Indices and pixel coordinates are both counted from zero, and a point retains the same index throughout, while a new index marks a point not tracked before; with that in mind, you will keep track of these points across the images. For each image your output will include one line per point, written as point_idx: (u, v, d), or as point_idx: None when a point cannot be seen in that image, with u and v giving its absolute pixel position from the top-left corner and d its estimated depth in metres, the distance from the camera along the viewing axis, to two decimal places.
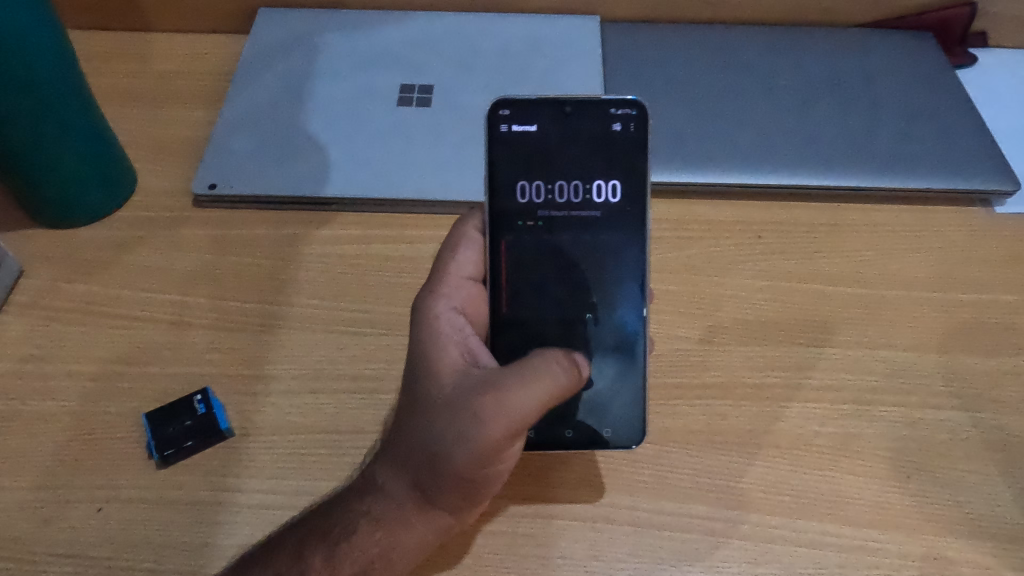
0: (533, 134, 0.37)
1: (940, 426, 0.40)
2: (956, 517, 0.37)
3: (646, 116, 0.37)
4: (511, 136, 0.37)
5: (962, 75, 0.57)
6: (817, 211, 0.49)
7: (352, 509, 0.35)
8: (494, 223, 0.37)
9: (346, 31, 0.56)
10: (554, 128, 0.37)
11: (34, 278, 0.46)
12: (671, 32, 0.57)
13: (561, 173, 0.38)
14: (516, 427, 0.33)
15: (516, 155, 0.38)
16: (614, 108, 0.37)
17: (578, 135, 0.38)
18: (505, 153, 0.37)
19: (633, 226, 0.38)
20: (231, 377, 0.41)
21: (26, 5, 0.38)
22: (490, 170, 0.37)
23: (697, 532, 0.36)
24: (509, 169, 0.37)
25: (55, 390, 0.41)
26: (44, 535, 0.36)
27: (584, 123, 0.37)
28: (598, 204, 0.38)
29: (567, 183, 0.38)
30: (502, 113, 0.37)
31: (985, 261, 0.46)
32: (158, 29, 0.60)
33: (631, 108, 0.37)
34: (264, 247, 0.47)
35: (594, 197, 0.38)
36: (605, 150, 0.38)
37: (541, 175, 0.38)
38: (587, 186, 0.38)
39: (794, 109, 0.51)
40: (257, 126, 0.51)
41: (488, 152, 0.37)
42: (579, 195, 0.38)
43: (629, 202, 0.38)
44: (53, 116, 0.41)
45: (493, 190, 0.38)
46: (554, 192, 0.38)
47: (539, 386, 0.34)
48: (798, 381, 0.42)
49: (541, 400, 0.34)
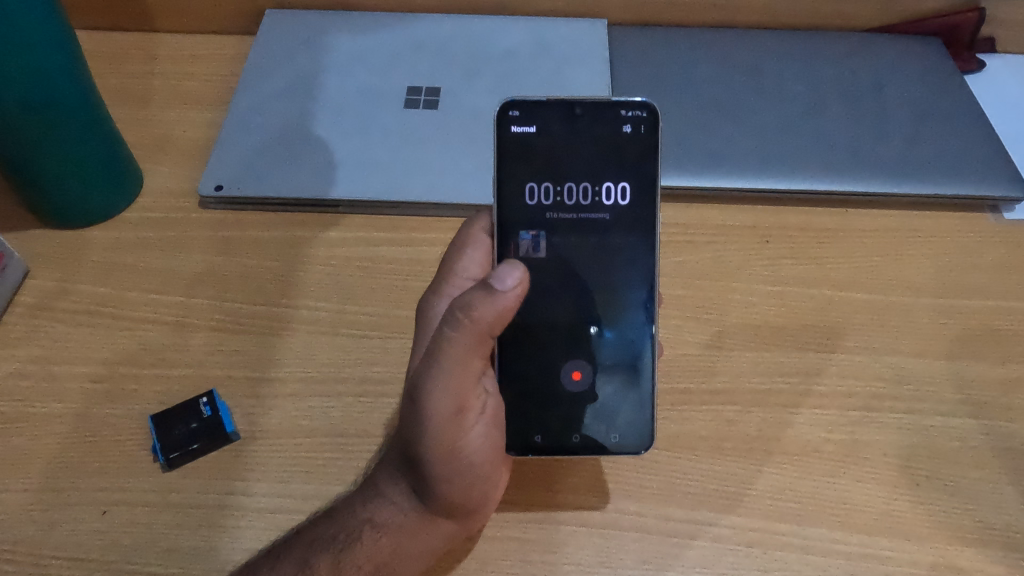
0: (542, 135, 0.37)
1: (950, 433, 0.40)
2: (967, 526, 0.37)
3: (658, 118, 0.37)
4: (521, 137, 0.37)
5: (970, 80, 0.57)
6: (826, 216, 0.49)
7: (355, 516, 0.36)
8: (502, 225, 0.37)
9: (353, 32, 0.56)
10: (564, 129, 0.37)
11: (39, 279, 0.45)
12: (679, 36, 0.57)
13: (571, 176, 0.37)
14: (451, 404, 0.33)
15: (525, 157, 0.37)
16: (625, 110, 0.37)
17: (588, 136, 0.37)
18: (514, 154, 0.37)
19: (642, 229, 0.37)
20: (237, 380, 0.41)
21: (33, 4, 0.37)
22: (498, 172, 0.37)
23: (706, 539, 0.36)
24: (518, 171, 0.37)
25: (60, 392, 0.41)
26: (48, 538, 0.36)
27: (594, 125, 0.37)
28: (608, 207, 0.37)
29: (577, 185, 0.37)
30: (512, 114, 0.36)
31: (995, 268, 0.46)
32: (164, 30, 0.60)
33: (642, 110, 0.37)
34: (270, 248, 0.47)
35: (604, 199, 0.37)
36: (615, 153, 0.37)
37: (550, 177, 0.37)
38: (596, 188, 0.37)
39: (803, 114, 0.51)
40: (264, 127, 0.50)
41: (496, 154, 0.36)
42: (588, 198, 0.37)
43: (639, 205, 0.37)
44: (61, 121, 0.41)
45: (501, 192, 0.37)
46: (564, 195, 0.37)
47: (454, 353, 0.32)
48: (807, 387, 0.41)
49: (461, 368, 0.32)
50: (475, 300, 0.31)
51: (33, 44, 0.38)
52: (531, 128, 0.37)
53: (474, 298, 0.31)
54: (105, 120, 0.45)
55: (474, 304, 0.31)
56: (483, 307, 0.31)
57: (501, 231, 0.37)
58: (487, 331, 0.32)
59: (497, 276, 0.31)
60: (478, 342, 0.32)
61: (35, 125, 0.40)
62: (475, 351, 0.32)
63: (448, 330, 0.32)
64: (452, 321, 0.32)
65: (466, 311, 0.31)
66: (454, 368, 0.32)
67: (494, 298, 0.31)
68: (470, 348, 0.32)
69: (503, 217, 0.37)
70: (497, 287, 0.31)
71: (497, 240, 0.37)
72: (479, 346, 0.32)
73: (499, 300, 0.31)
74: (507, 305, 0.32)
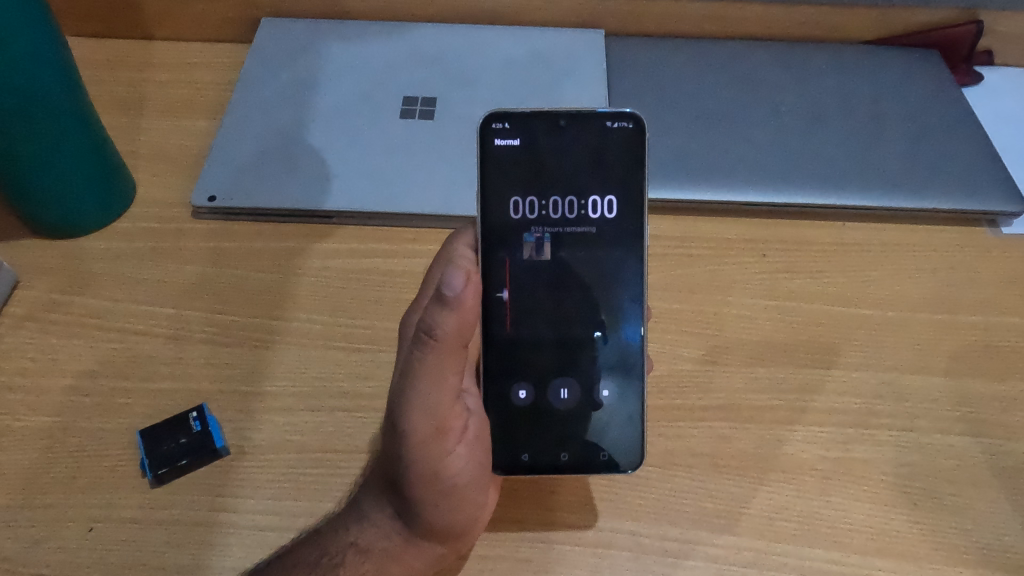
0: (526, 148, 0.36)
1: (948, 451, 0.39)
2: (964, 546, 0.36)
3: (643, 128, 0.36)
4: (504, 150, 0.36)
5: (968, 92, 0.57)
6: (823, 229, 0.49)
7: (338, 539, 0.36)
8: (487, 238, 0.36)
9: (346, 41, 0.56)
10: (549, 141, 0.36)
11: (29, 290, 0.45)
12: (674, 47, 0.57)
13: (557, 188, 0.36)
14: (426, 423, 0.32)
15: (510, 170, 0.36)
16: (610, 121, 0.36)
17: (573, 149, 0.36)
18: (499, 168, 0.36)
19: (629, 241, 0.37)
20: (228, 394, 0.41)
21: (22, 7, 0.37)
22: (483, 185, 0.36)
23: (701, 559, 0.36)
24: (503, 184, 0.36)
25: (48, 406, 0.40)
26: (34, 555, 0.35)
27: (579, 137, 0.36)
28: (594, 220, 0.37)
29: (562, 199, 0.36)
30: (496, 126, 0.36)
31: (993, 283, 0.46)
32: (160, 38, 0.60)
33: (626, 120, 0.36)
34: (263, 260, 0.46)
35: (590, 212, 0.36)
36: (601, 165, 0.36)
37: (535, 191, 0.36)
38: (581, 202, 0.36)
39: (799, 126, 0.51)
40: (255, 137, 0.50)
41: (480, 167, 0.36)
42: (574, 211, 0.36)
43: (625, 218, 0.37)
44: (51, 135, 0.41)
45: (485, 205, 0.36)
46: (549, 208, 0.36)
47: (425, 372, 0.31)
48: (803, 404, 0.41)
49: (430, 385, 0.32)
50: (435, 318, 0.30)
51: (21, 60, 0.38)
52: (515, 140, 0.36)
53: (433, 316, 0.30)
54: (96, 126, 0.44)
55: (434, 322, 0.30)
56: (444, 324, 0.30)
57: (485, 246, 0.36)
58: (454, 344, 0.31)
59: (445, 285, 0.29)
60: (448, 358, 0.31)
61: (25, 138, 0.40)
62: (447, 367, 0.31)
63: (418, 349, 0.31)
64: (420, 341, 0.31)
65: (430, 332, 0.30)
66: (429, 388, 0.32)
67: (447, 311, 0.29)
68: (441, 366, 0.31)
69: (488, 232, 0.36)
70: (448, 294, 0.29)
71: (481, 256, 0.36)
72: (451, 361, 0.31)
73: (456, 312, 0.29)
74: (467, 313, 0.30)
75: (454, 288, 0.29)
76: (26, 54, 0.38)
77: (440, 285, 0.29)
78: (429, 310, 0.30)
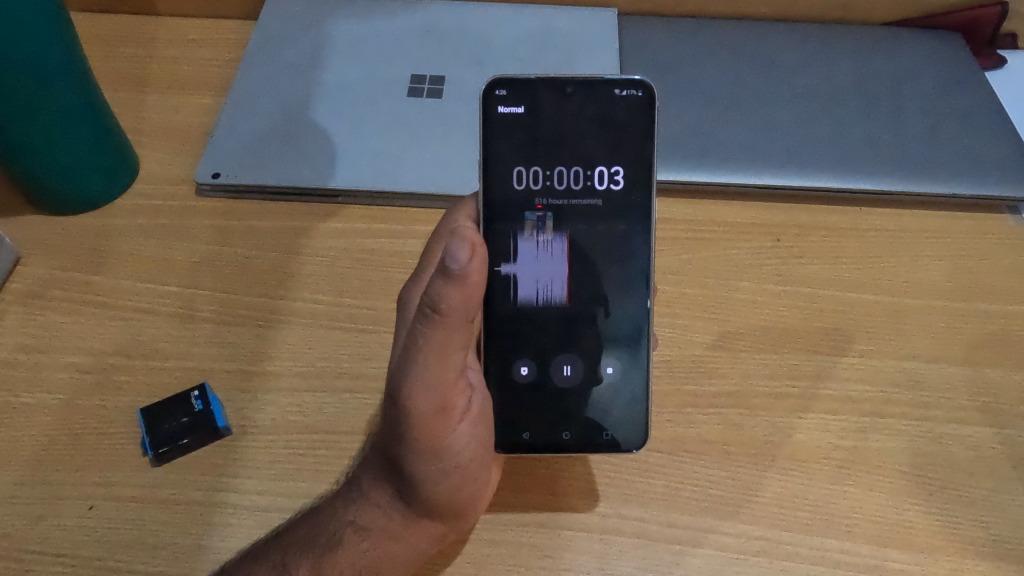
0: (530, 115, 0.35)
1: (964, 442, 0.38)
2: (980, 538, 0.35)
3: (653, 97, 0.34)
4: (508, 118, 0.35)
5: (992, 76, 0.55)
6: (839, 214, 0.47)
7: (336, 517, 0.35)
8: (489, 210, 0.35)
9: (353, 18, 0.55)
10: (554, 108, 0.35)
11: (31, 265, 0.44)
12: (690, 26, 0.55)
13: (563, 158, 0.35)
14: (430, 402, 0.32)
15: (513, 139, 0.35)
16: (619, 89, 0.35)
17: (580, 117, 0.35)
18: (503, 137, 0.35)
19: (637, 214, 0.36)
20: (231, 373, 0.40)
21: (35, 10, 0.37)
22: (487, 156, 0.35)
23: (709, 547, 0.35)
24: (506, 153, 0.35)
25: (49, 382, 0.40)
26: (33, 533, 0.35)
27: (586, 105, 0.35)
28: (599, 191, 0.36)
29: (568, 169, 0.35)
30: (499, 93, 0.34)
31: (1013, 270, 0.45)
32: (165, 13, 0.59)
33: (636, 89, 0.35)
34: (266, 239, 0.46)
35: (596, 184, 0.35)
36: (609, 135, 0.35)
37: (539, 160, 0.35)
38: (588, 172, 0.35)
39: (818, 107, 0.49)
40: (260, 113, 0.49)
41: (483, 137, 0.34)
42: (579, 182, 0.35)
43: (632, 190, 0.35)
44: (52, 129, 0.41)
45: (489, 176, 0.35)
46: (554, 179, 0.35)
47: (429, 349, 0.30)
48: (815, 391, 0.40)
49: (437, 360, 0.31)
50: (439, 292, 0.29)
51: (26, 59, 0.38)
52: (519, 108, 0.35)
53: (438, 289, 0.29)
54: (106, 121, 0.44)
55: (439, 297, 0.29)
56: (448, 297, 0.29)
57: (488, 218, 0.35)
58: (460, 320, 0.30)
59: (450, 259, 0.28)
60: (454, 333, 0.30)
61: (31, 133, 0.40)
62: (452, 344, 0.31)
63: (421, 325, 0.30)
64: (424, 317, 0.30)
65: (435, 306, 0.29)
66: (433, 364, 0.31)
67: (453, 282, 0.28)
68: (447, 341, 0.30)
69: (491, 206, 0.35)
70: (454, 264, 0.28)
71: (484, 228, 0.35)
72: (456, 337, 0.31)
73: (461, 286, 0.28)
74: (473, 289, 0.29)
75: (460, 262, 0.28)
76: (28, 51, 0.37)
77: (445, 258, 0.28)
78: (435, 283, 0.29)
